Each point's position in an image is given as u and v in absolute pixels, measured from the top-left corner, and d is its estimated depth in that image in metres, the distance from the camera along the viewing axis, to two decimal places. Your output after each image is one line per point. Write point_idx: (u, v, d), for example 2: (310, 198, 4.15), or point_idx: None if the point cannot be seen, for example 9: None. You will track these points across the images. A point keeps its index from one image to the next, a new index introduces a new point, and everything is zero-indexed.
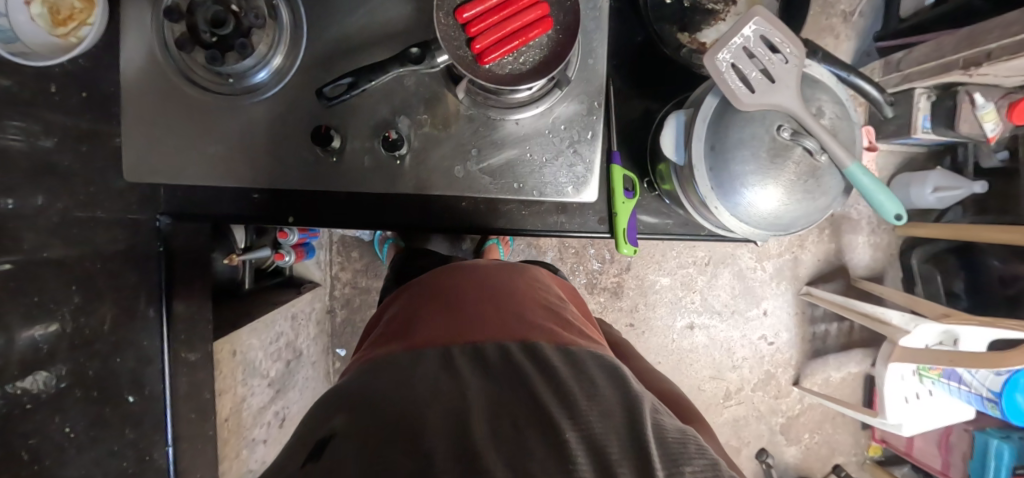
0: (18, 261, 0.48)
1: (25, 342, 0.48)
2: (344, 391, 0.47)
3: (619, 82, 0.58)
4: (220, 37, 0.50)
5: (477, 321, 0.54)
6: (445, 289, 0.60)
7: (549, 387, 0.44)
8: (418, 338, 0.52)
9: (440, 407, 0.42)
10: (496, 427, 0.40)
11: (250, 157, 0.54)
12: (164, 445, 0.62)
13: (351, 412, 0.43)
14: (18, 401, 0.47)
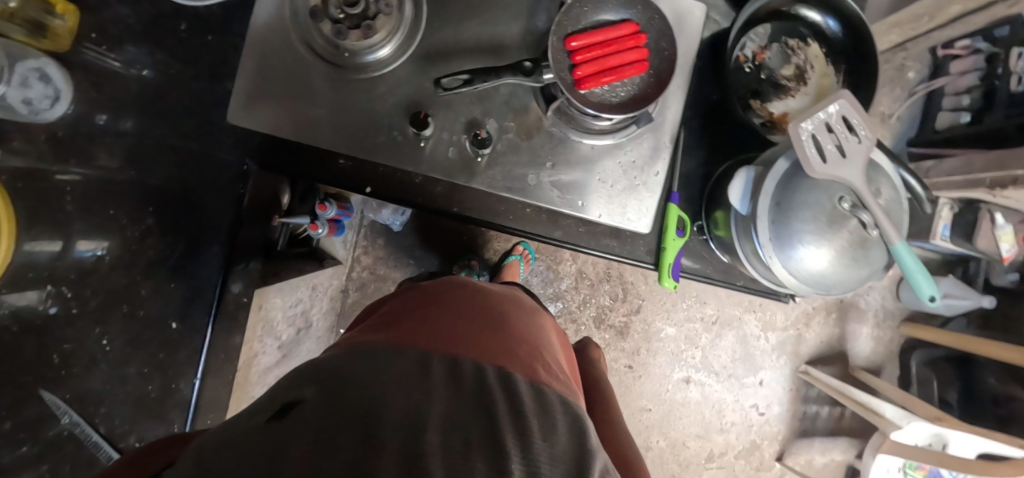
0: (92, 174, 0.51)
1: (84, 255, 0.50)
2: (315, 366, 0.41)
3: (688, 132, 0.63)
4: (348, 15, 0.55)
5: (464, 325, 0.49)
6: (445, 297, 0.54)
7: (513, 416, 0.38)
8: (401, 326, 0.47)
9: (402, 403, 0.36)
10: (453, 438, 0.35)
11: (347, 125, 0.59)
12: (191, 378, 0.63)
13: (322, 383, 0.37)
14: (66, 303, 0.48)
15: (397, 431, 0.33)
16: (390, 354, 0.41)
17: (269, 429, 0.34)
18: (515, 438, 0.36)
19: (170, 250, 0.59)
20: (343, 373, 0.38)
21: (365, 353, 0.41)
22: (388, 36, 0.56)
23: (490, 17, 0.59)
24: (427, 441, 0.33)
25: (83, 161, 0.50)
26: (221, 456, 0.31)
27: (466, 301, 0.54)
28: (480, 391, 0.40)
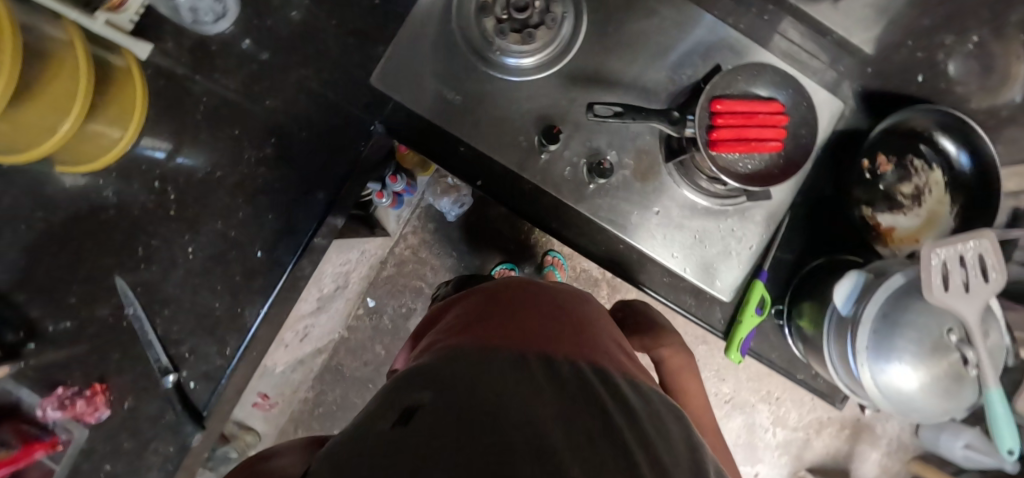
0: (215, 104, 0.63)
1: (188, 169, 0.63)
2: (410, 374, 0.34)
3: (795, 217, 0.63)
4: (511, 19, 0.58)
5: (547, 323, 0.42)
6: (520, 295, 0.47)
7: (645, 421, 0.31)
8: (481, 326, 0.41)
9: (516, 401, 0.29)
10: (586, 431, 0.28)
11: (478, 117, 0.61)
12: (258, 307, 0.64)
13: (434, 386, 0.31)
14: (165, 205, 0.63)
15: (527, 429, 0.27)
16: (485, 354, 0.35)
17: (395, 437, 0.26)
18: (639, 430, 0.30)
19: (279, 183, 0.63)
20: (450, 375, 0.32)
21: (456, 359, 0.34)
22: (540, 47, 0.59)
23: (639, 58, 0.62)
24: (559, 441, 0.26)
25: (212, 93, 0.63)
26: None
27: (541, 301, 0.47)
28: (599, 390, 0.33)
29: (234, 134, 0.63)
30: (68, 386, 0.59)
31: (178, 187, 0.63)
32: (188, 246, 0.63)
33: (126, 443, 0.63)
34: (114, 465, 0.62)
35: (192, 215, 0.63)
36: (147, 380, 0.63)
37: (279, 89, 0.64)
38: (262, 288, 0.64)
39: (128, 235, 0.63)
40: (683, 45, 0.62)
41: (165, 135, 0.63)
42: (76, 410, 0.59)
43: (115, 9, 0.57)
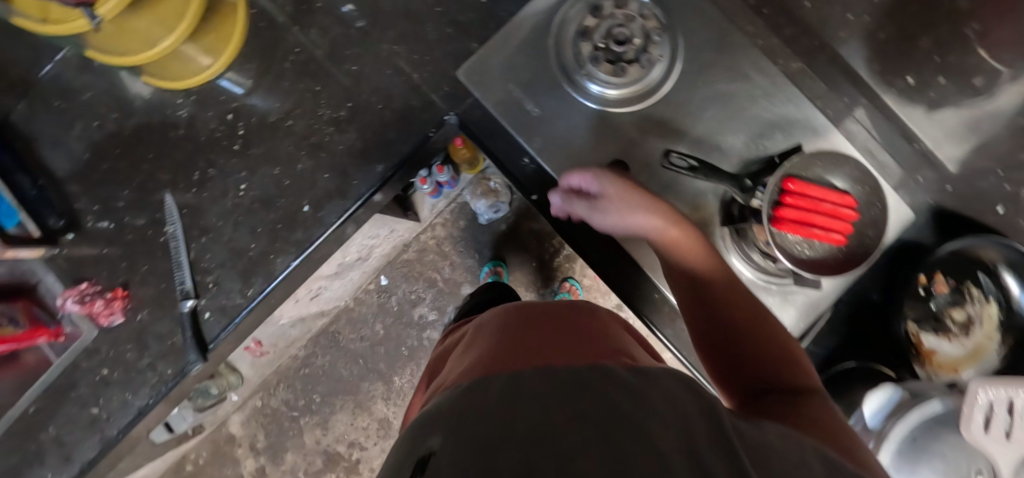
0: (304, 56, 0.65)
1: (263, 110, 0.65)
2: (425, 417, 0.32)
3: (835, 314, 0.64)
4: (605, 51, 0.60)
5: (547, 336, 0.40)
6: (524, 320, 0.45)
7: (665, 401, 0.27)
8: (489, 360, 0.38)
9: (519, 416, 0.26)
10: (607, 424, 0.24)
11: (549, 135, 0.61)
12: (289, 259, 0.63)
13: (446, 424, 0.28)
14: (231, 140, 0.65)
15: (534, 447, 0.23)
16: (483, 382, 0.31)
17: None
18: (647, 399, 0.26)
19: (343, 146, 0.63)
20: (458, 407, 0.29)
21: (458, 393, 0.31)
22: (624, 83, 0.60)
23: (721, 119, 0.62)
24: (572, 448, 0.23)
25: (304, 46, 0.65)
26: None
27: (543, 320, 0.44)
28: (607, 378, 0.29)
29: (315, 91, 0.64)
30: (92, 284, 0.65)
31: (248, 125, 0.65)
32: (241, 183, 0.64)
33: (130, 352, 0.65)
34: (117, 368, 0.65)
35: (254, 156, 0.64)
36: (164, 298, 0.65)
37: (368, 56, 0.64)
38: (297, 243, 0.63)
39: (189, 159, 0.65)
40: (769, 117, 0.62)
41: (249, 75, 0.65)
42: (94, 309, 0.64)
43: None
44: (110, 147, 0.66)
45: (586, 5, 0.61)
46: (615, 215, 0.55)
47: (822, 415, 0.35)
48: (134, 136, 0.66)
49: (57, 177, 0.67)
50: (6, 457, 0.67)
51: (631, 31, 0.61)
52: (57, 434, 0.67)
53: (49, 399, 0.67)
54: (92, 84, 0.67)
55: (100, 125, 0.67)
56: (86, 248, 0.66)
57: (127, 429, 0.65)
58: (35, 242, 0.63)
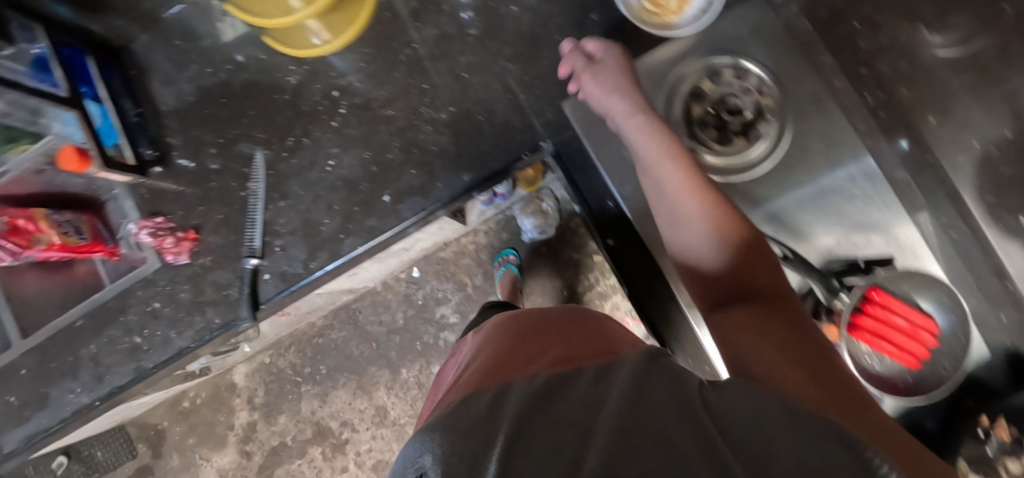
0: (420, 53, 0.66)
1: (368, 94, 0.66)
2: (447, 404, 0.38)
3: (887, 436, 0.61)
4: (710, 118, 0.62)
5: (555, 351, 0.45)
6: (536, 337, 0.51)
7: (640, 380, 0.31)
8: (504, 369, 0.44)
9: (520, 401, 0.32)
10: (580, 417, 0.28)
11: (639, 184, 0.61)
12: (358, 243, 0.64)
13: (464, 407, 0.34)
14: (331, 116, 0.66)
15: (528, 421, 0.29)
16: (473, 402, 0.35)
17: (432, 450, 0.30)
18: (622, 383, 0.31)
19: (436, 147, 0.64)
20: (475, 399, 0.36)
21: (451, 414, 0.35)
22: (715, 153, 0.62)
23: (813, 211, 0.62)
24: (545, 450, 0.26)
25: (421, 43, 0.66)
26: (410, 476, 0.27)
27: (553, 336, 0.50)
28: (582, 390, 0.32)
29: (421, 88, 0.65)
30: (167, 220, 0.67)
31: (350, 106, 0.66)
32: (330, 159, 0.65)
33: (184, 293, 0.66)
34: (168, 304, 0.67)
35: (349, 136, 0.66)
36: (230, 250, 0.66)
37: (481, 67, 0.65)
38: (369, 230, 0.64)
39: (286, 125, 0.67)
40: (864, 221, 0.61)
41: (363, 59, 0.67)
42: (163, 244, 0.66)
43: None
44: (215, 94, 0.69)
45: (705, 68, 0.63)
46: (601, 80, 0.56)
47: (809, 356, 0.35)
48: (240, 90, 0.68)
49: (160, 111, 0.70)
50: (46, 362, 0.69)
51: (744, 104, 0.62)
52: (96, 353, 0.68)
53: (99, 318, 0.69)
54: (213, 31, 0.69)
55: (212, 72, 0.69)
56: (170, 184, 0.69)
57: (163, 365, 0.67)
58: (125, 167, 0.65)
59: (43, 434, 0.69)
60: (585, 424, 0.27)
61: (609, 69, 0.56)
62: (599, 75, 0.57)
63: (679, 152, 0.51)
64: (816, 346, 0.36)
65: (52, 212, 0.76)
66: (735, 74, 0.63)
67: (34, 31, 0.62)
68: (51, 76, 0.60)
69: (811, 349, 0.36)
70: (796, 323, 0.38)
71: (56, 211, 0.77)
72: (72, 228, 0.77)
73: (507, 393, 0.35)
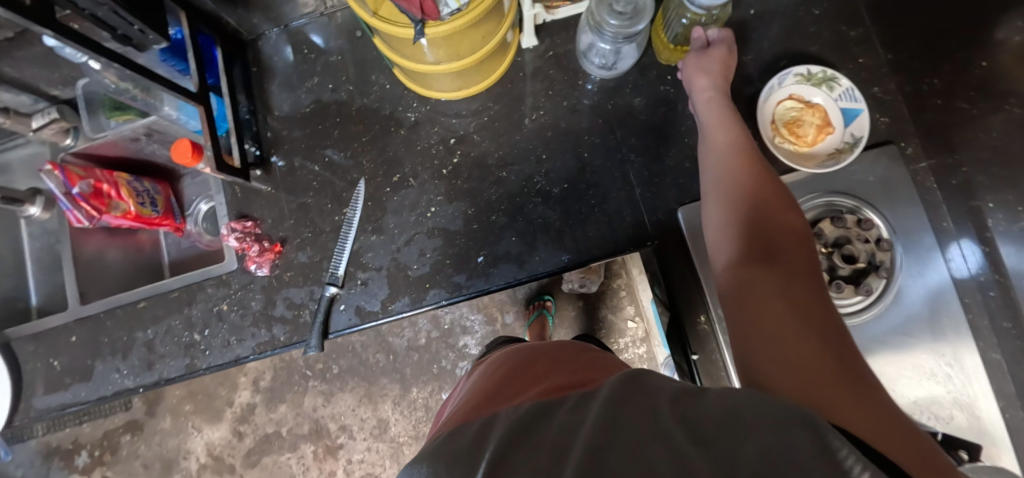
0: (544, 122, 0.66)
1: (485, 150, 0.66)
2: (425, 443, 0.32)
3: None
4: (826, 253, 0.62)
5: (555, 364, 0.38)
6: (534, 347, 0.43)
7: (632, 389, 0.27)
8: (496, 387, 0.37)
9: (506, 415, 0.29)
10: (560, 430, 0.25)
11: None
12: (441, 295, 0.63)
13: (447, 436, 0.30)
14: (443, 162, 0.66)
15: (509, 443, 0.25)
16: (451, 435, 0.29)
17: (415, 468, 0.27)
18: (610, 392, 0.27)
19: (542, 219, 0.64)
20: (462, 425, 0.31)
21: (426, 451, 0.29)
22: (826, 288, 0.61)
23: (893, 368, 0.61)
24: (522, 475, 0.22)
25: (548, 113, 0.67)
26: None
27: (553, 347, 0.42)
28: (565, 414, 0.26)
29: (539, 157, 0.66)
30: (255, 225, 0.67)
31: (464, 157, 0.66)
32: (432, 205, 0.65)
33: (255, 303, 0.65)
34: (236, 309, 0.66)
35: (457, 187, 0.65)
36: (312, 271, 0.65)
37: (602, 150, 0.65)
38: (455, 285, 0.63)
39: (396, 160, 0.67)
40: (945, 395, 0.60)
41: (486, 112, 0.67)
42: (248, 251, 0.65)
43: (548, 10, 0.65)
44: (331, 111, 0.68)
45: (825, 206, 0.65)
46: (693, 69, 0.58)
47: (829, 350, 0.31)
48: (358, 113, 0.68)
49: (274, 113, 0.69)
50: (101, 334, 0.68)
51: (857, 249, 0.62)
52: (151, 339, 0.67)
53: (162, 303, 0.67)
54: (343, 48, 0.69)
55: (333, 88, 0.69)
56: (266, 188, 0.68)
57: (215, 369, 0.65)
58: (230, 169, 0.63)
59: (78, 407, 0.68)
60: (564, 447, 0.24)
61: (711, 63, 0.57)
62: (701, 61, 0.58)
63: (739, 156, 0.49)
64: (830, 330, 0.33)
65: (132, 179, 0.73)
66: (856, 222, 0.63)
67: (179, 15, 0.59)
68: (184, 62, 0.60)
69: (833, 342, 0.32)
70: (824, 313, 0.34)
71: (137, 177, 0.74)
72: (149, 199, 0.75)
73: (491, 421, 0.29)
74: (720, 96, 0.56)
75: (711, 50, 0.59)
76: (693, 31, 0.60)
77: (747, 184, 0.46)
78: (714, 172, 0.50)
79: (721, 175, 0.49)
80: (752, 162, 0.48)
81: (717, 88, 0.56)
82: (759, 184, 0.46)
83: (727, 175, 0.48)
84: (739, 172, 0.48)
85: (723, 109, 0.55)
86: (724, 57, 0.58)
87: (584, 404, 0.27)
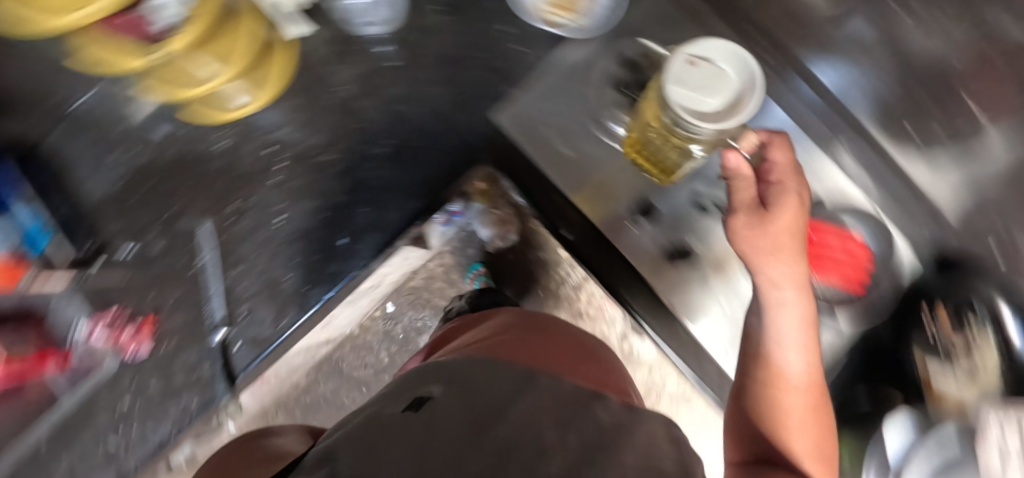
0: (348, 93, 0.68)
1: (303, 145, 0.67)
2: (442, 366, 0.36)
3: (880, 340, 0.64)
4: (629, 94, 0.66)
5: (561, 366, 0.41)
6: (547, 335, 0.48)
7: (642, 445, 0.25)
8: (507, 350, 0.41)
9: (525, 400, 0.29)
10: (568, 439, 0.25)
11: (574, 172, 0.66)
12: (323, 292, 0.65)
13: (455, 383, 0.31)
14: (271, 172, 0.66)
15: (505, 424, 0.25)
16: (476, 383, 0.32)
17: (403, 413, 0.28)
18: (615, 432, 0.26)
19: (383, 181, 0.66)
20: (471, 373, 0.33)
21: (451, 383, 0.32)
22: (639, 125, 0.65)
23: None
24: (538, 437, 0.24)
25: (349, 83, 0.68)
26: (399, 426, 0.25)
27: (559, 346, 0.46)
28: (601, 419, 0.28)
29: (355, 126, 0.67)
30: (121, 310, 0.64)
31: (288, 158, 0.66)
32: (278, 214, 0.65)
33: (154, 382, 0.64)
34: (137, 398, 0.64)
35: (293, 187, 0.66)
36: (195, 328, 0.64)
37: (409, 95, 0.68)
38: (332, 276, 0.65)
39: (225, 192, 0.66)
40: None
41: (292, 111, 0.67)
42: (120, 338, 0.63)
43: None
44: (147, 178, 0.67)
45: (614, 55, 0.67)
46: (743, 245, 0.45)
47: None
48: (173, 164, 0.67)
49: (87, 199, 0.66)
50: None
51: None
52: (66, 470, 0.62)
53: (67, 434, 0.62)
54: (133, 112, 0.68)
55: (138, 152, 0.67)
56: (110, 274, 0.65)
57: (144, 463, 0.63)
58: (63, 269, 0.61)
59: None
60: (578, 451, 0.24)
61: (775, 240, 0.43)
62: (759, 238, 0.44)
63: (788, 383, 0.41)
64: None
65: None
66: None
67: None
68: None
69: None
70: None
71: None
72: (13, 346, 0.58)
73: (518, 390, 0.30)
74: (791, 301, 0.43)
75: (772, 220, 0.44)
76: (729, 155, 0.44)
77: (767, 413, 0.41)
78: (752, 383, 0.43)
79: (758, 393, 0.43)
80: (814, 422, 0.41)
81: (792, 287, 0.43)
82: (805, 434, 0.40)
83: (765, 392, 0.42)
84: (796, 396, 0.41)
85: (796, 316, 0.42)
86: (795, 224, 0.44)
87: (614, 430, 0.27)
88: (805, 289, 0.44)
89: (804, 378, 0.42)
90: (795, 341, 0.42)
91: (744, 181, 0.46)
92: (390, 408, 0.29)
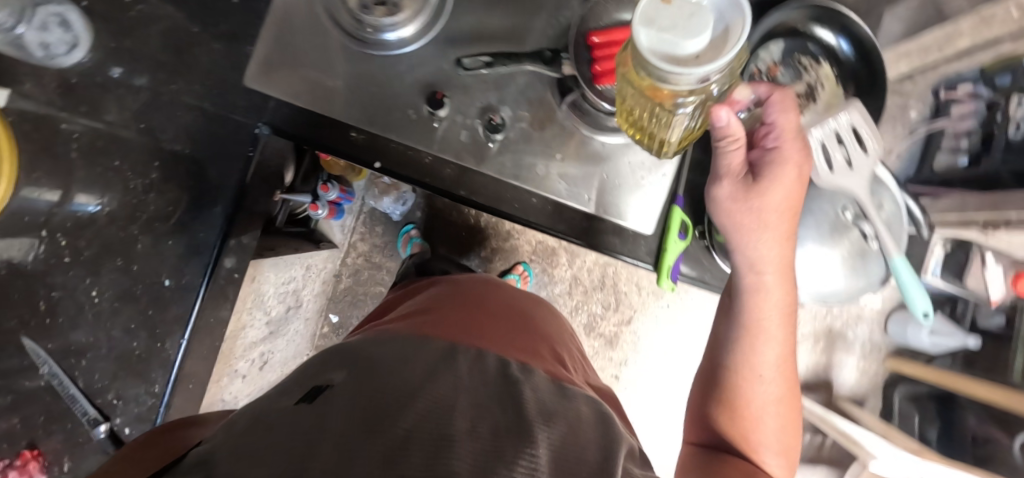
0: (91, 131, 0.59)
1: (75, 208, 0.58)
2: (350, 351, 0.42)
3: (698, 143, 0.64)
4: None
5: (497, 335, 0.51)
6: (475, 304, 0.58)
7: (569, 433, 0.33)
8: (445, 324, 0.50)
9: (435, 385, 0.35)
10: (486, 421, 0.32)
11: (354, 96, 0.59)
12: (178, 337, 0.65)
13: (353, 369, 0.37)
14: (59, 252, 0.57)
15: (409, 399, 0.32)
16: (398, 358, 0.39)
17: (301, 406, 0.33)
18: (522, 411, 0.33)
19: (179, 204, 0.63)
20: (377, 362, 0.38)
21: (361, 361, 0.39)
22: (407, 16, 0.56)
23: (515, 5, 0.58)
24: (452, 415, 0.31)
25: (87, 120, 0.59)
26: (297, 425, 0.30)
27: (490, 315, 0.56)
28: (516, 398, 0.35)
29: (117, 165, 0.61)
30: None
31: (67, 229, 0.57)
32: (92, 288, 0.59)
33: None
34: None
35: (90, 256, 0.59)
36: (78, 438, 0.59)
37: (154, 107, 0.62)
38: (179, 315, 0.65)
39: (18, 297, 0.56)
40: None
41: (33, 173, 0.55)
42: None
43: None
44: None
45: None
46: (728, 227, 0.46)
47: None
48: None
49: None
50: None
51: None
52: None
53: None
54: None
55: None
56: None
57: None
58: None
59: None
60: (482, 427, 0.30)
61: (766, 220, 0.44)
62: (740, 213, 0.44)
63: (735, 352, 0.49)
64: None
65: None
66: None
67: None
68: None
69: None
70: None
71: None
72: None
73: (431, 373, 0.37)
74: (765, 285, 0.47)
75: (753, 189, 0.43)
76: (719, 114, 0.39)
77: (722, 389, 0.50)
78: (722, 366, 0.51)
79: (722, 368, 0.50)
80: (784, 404, 0.48)
81: (774, 270, 0.46)
82: (774, 421, 0.48)
83: (724, 369, 0.50)
84: (767, 360, 0.48)
85: (777, 303, 0.48)
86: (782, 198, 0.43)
87: (549, 420, 0.34)
88: (783, 271, 0.47)
89: (772, 367, 0.48)
90: (773, 336, 0.48)
91: (735, 146, 0.42)
92: (284, 403, 0.34)
